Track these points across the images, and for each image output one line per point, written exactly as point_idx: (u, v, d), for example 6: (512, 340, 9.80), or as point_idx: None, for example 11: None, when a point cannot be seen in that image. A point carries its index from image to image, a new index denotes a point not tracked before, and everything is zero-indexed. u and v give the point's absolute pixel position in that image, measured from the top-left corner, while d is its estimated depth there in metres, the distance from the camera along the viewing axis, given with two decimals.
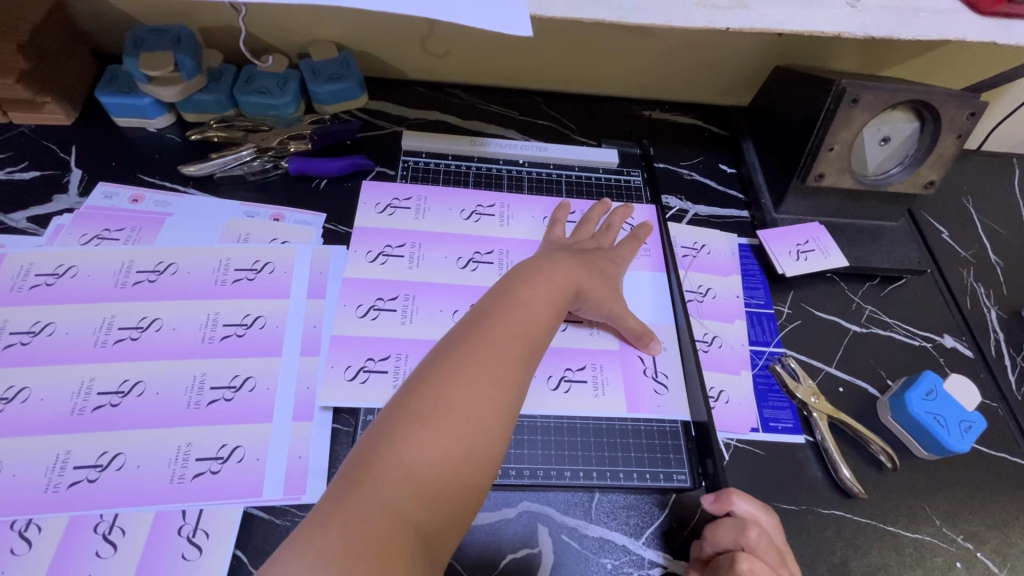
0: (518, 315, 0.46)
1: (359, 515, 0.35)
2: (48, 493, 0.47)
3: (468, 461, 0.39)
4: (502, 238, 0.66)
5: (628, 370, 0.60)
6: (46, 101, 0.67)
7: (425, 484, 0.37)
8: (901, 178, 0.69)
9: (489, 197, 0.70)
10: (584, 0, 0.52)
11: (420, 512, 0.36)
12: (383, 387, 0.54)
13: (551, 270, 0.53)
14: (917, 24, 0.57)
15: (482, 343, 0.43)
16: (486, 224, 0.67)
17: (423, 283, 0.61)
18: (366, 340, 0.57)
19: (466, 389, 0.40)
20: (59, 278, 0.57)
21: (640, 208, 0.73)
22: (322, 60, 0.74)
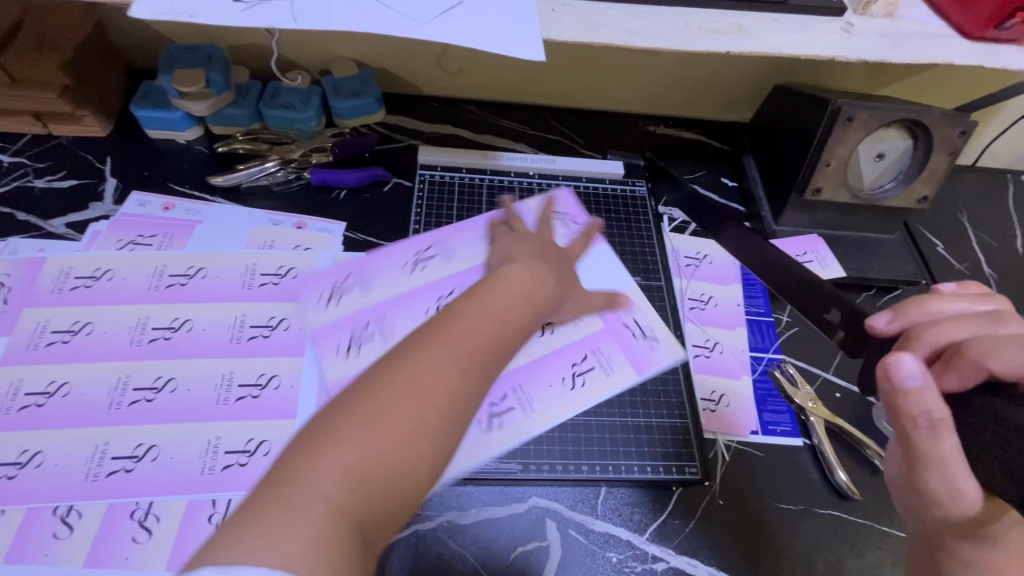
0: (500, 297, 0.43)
1: (300, 501, 0.31)
2: (88, 481, 0.50)
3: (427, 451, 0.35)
4: (456, 273, 0.64)
5: (631, 350, 0.62)
6: (84, 115, 0.71)
7: (377, 473, 0.33)
8: (895, 193, 0.72)
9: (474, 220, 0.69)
10: (593, 26, 0.56)
11: (364, 504, 0.33)
12: None
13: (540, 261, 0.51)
14: (907, 49, 0.60)
15: (457, 325, 0.40)
16: (435, 269, 0.64)
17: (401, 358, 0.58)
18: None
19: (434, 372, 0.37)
20: (96, 280, 0.60)
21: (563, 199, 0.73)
22: (343, 77, 0.78)
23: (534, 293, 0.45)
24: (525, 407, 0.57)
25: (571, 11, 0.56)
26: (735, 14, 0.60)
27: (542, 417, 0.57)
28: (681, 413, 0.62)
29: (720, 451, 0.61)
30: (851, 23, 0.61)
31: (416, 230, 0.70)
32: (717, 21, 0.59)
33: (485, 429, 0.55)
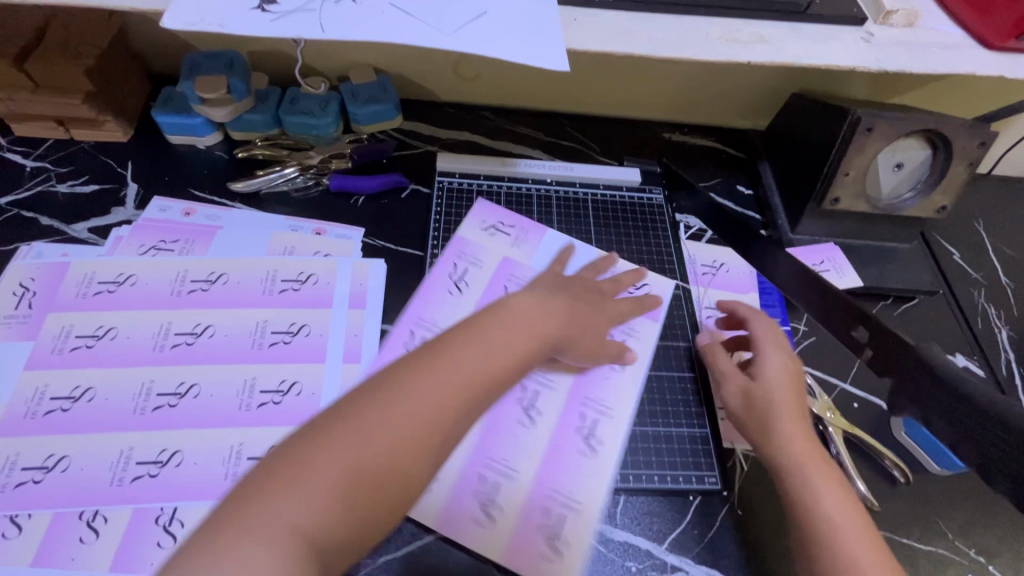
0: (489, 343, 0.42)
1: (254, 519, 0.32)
2: (113, 486, 0.50)
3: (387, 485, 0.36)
4: (506, 258, 0.69)
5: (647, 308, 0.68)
6: (106, 120, 0.72)
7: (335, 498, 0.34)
8: (914, 204, 0.71)
9: (512, 217, 0.73)
10: (615, 35, 0.56)
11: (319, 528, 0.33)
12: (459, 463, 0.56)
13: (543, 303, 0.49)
14: (929, 59, 0.60)
15: (436, 365, 0.39)
16: (477, 281, 0.67)
17: (481, 435, 0.57)
18: (529, 509, 0.54)
19: (407, 413, 0.37)
20: (119, 285, 0.61)
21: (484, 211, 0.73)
22: (361, 83, 0.78)
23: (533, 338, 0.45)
24: (604, 411, 0.61)
25: (592, 21, 0.57)
26: (755, 23, 0.60)
27: (621, 410, 0.61)
28: (700, 423, 0.62)
29: (739, 460, 0.60)
30: (871, 32, 0.61)
31: (431, 249, 0.69)
32: (737, 30, 0.59)
33: (591, 455, 0.58)
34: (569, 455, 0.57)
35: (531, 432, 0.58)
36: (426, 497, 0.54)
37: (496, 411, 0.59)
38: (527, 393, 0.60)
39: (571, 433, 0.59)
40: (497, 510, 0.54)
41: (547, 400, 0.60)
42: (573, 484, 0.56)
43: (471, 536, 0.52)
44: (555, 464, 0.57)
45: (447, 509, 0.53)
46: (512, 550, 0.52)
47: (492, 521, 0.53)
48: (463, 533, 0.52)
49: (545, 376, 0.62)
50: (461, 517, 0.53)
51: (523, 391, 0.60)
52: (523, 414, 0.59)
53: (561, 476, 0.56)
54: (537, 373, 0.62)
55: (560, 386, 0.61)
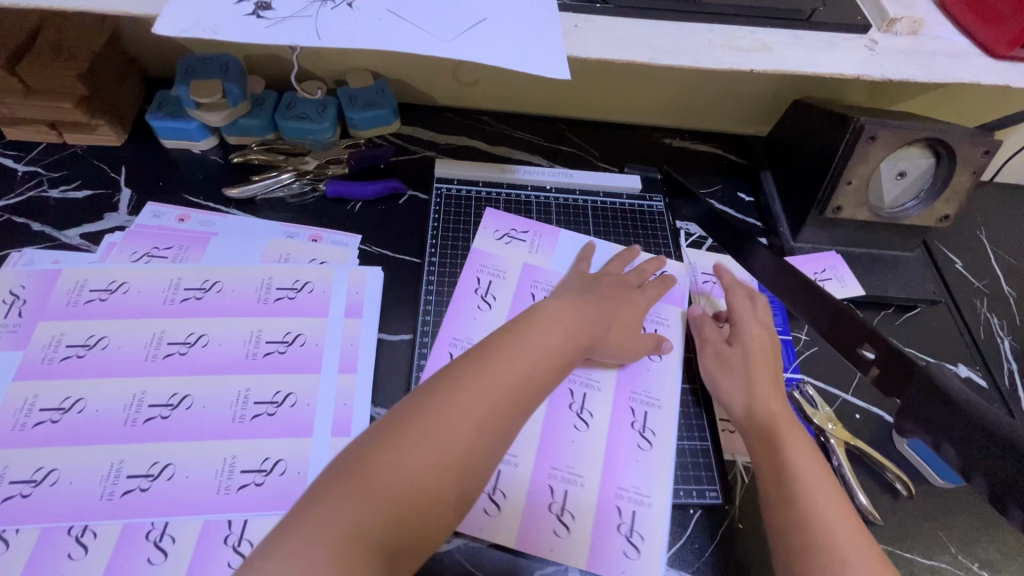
0: (524, 356, 0.46)
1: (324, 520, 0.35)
2: (104, 500, 0.49)
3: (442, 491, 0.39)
4: (526, 265, 0.69)
5: (671, 295, 0.70)
6: (99, 124, 0.71)
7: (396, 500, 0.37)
8: (917, 212, 0.71)
9: (524, 223, 0.72)
10: (617, 42, 0.55)
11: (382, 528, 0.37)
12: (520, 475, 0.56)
13: (568, 313, 0.53)
14: (933, 68, 0.60)
15: (479, 378, 0.43)
16: (503, 292, 0.66)
17: (539, 447, 0.58)
18: (601, 512, 0.55)
19: (457, 424, 0.41)
20: (111, 293, 0.60)
21: (495, 217, 0.72)
22: (359, 87, 0.77)
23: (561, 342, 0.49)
24: (651, 401, 0.62)
25: (594, 28, 0.56)
26: (757, 31, 0.59)
27: (668, 399, 0.62)
28: (700, 435, 0.61)
29: (739, 473, 0.60)
30: (875, 40, 0.61)
31: (431, 257, 0.68)
32: (740, 38, 0.58)
33: (648, 448, 0.59)
34: (628, 452, 0.58)
35: (586, 434, 0.59)
36: (497, 516, 0.54)
37: (548, 418, 0.59)
38: (575, 397, 0.61)
39: (625, 428, 0.60)
40: (572, 517, 0.54)
41: (595, 400, 0.61)
42: (637, 479, 0.57)
43: (552, 547, 0.53)
44: (615, 462, 0.58)
45: (523, 524, 0.53)
46: (595, 553, 0.53)
47: (568, 529, 0.54)
48: (544, 545, 0.53)
49: (589, 377, 0.62)
50: (537, 530, 0.53)
51: (570, 396, 0.61)
52: (575, 417, 0.60)
53: (623, 473, 0.57)
54: (580, 376, 0.62)
55: (604, 385, 0.62)
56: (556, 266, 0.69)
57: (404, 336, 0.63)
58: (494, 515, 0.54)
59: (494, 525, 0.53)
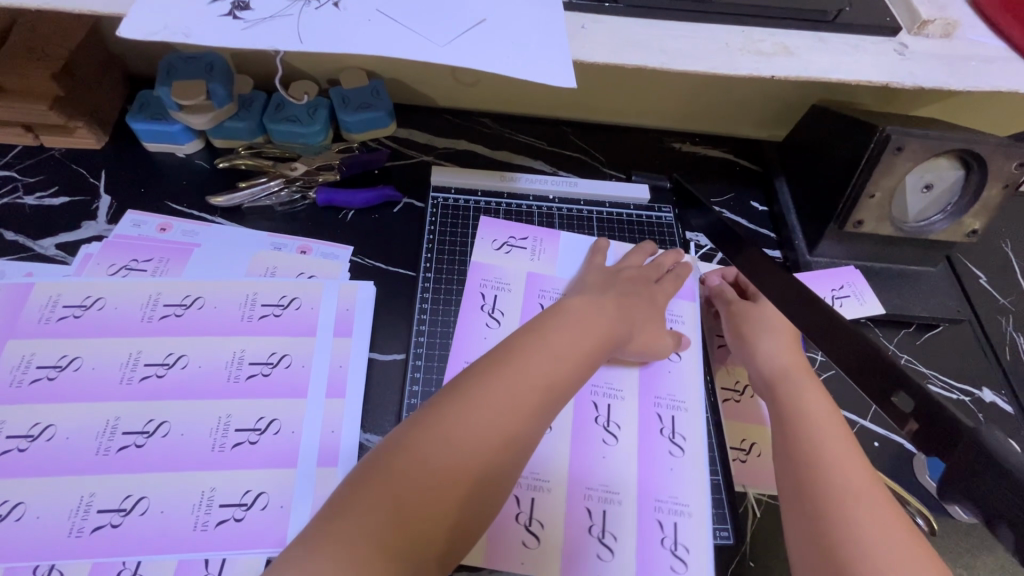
0: (528, 359, 0.46)
1: (344, 539, 0.36)
2: (72, 537, 0.46)
3: (460, 493, 0.40)
4: (531, 274, 0.66)
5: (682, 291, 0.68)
6: (77, 126, 0.67)
7: (412, 514, 0.38)
8: (944, 227, 0.67)
9: (521, 228, 0.69)
10: (626, 46, 0.51)
11: (404, 542, 0.37)
12: (555, 504, 0.53)
13: (574, 313, 0.52)
14: (968, 74, 0.55)
15: (482, 387, 0.43)
16: (510, 305, 0.63)
17: (572, 465, 0.56)
18: (642, 529, 0.53)
19: (468, 430, 0.41)
20: (86, 310, 0.56)
21: (495, 225, 0.69)
22: (352, 88, 0.73)
23: (581, 341, 0.50)
24: (676, 404, 0.60)
25: (601, 29, 0.52)
26: (779, 33, 0.55)
27: (693, 400, 0.61)
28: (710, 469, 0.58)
29: (751, 505, 0.56)
30: (905, 44, 0.56)
31: (426, 270, 0.65)
32: (760, 41, 0.54)
33: (680, 454, 0.57)
34: (660, 460, 0.57)
35: (616, 448, 0.57)
36: (537, 548, 0.51)
37: (576, 433, 0.57)
38: (600, 409, 0.59)
39: (654, 435, 0.58)
40: (614, 539, 0.52)
41: (620, 410, 0.59)
42: (674, 488, 0.55)
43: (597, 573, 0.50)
44: (650, 472, 0.56)
45: (565, 554, 0.51)
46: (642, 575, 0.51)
47: (611, 552, 0.51)
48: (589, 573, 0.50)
49: (611, 387, 0.61)
50: (578, 556, 0.51)
51: (595, 409, 0.59)
52: (603, 431, 0.58)
53: (658, 484, 0.55)
54: (602, 386, 0.60)
55: (627, 393, 0.60)
56: (560, 272, 0.67)
57: (396, 356, 0.60)
58: (532, 548, 0.51)
59: (535, 558, 0.51)
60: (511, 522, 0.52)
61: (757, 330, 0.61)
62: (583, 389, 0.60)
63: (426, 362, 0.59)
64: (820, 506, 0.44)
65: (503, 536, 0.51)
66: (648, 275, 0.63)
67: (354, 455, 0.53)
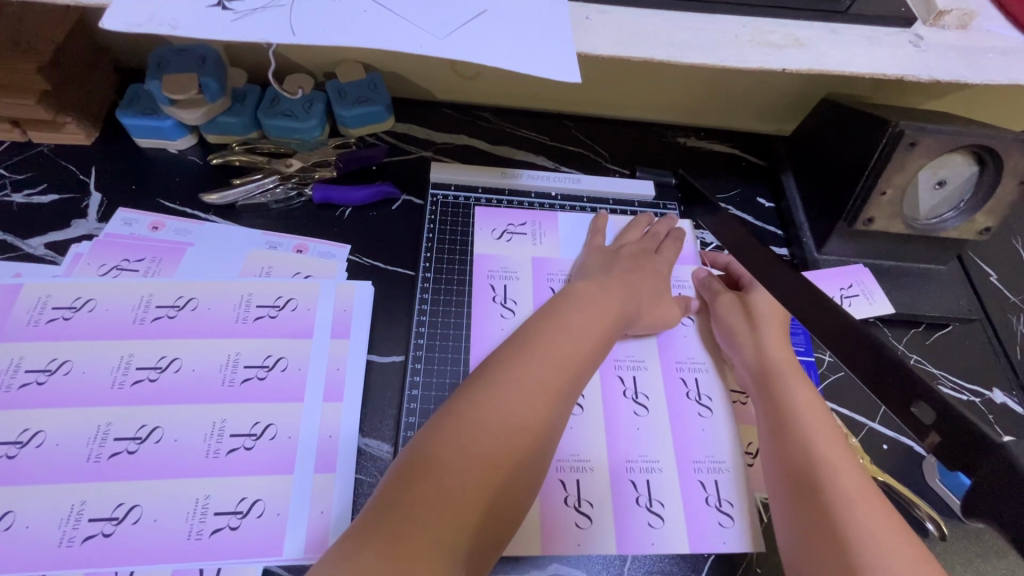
0: (550, 344, 0.46)
1: (398, 537, 0.35)
2: (62, 547, 0.45)
3: (504, 475, 0.40)
4: (536, 258, 0.65)
5: (683, 256, 0.69)
6: (65, 121, 0.65)
7: (461, 505, 0.37)
8: (956, 224, 0.65)
9: (520, 214, 0.69)
10: (632, 38, 0.49)
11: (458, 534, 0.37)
12: (599, 481, 0.53)
13: (578, 300, 0.52)
14: (986, 66, 0.53)
15: (507, 373, 0.44)
16: (522, 292, 0.63)
17: (607, 438, 0.55)
18: (686, 492, 0.53)
19: (503, 412, 0.42)
20: (76, 311, 0.55)
21: (497, 215, 0.68)
22: (349, 82, 0.71)
23: (600, 324, 0.50)
24: (698, 366, 0.61)
25: (606, 20, 0.50)
26: (790, 24, 0.53)
27: (713, 360, 0.61)
28: None
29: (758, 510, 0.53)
30: (921, 35, 0.54)
31: (426, 270, 0.63)
32: (771, 32, 0.52)
33: (709, 414, 0.57)
34: (692, 422, 0.57)
35: (649, 419, 0.56)
36: (592, 527, 0.50)
37: (605, 405, 0.56)
38: (626, 382, 0.58)
39: (682, 400, 0.58)
40: (662, 506, 0.52)
41: (646, 380, 0.59)
42: (709, 447, 0.55)
43: (651, 542, 0.50)
44: (683, 436, 0.56)
45: (618, 525, 0.51)
46: (693, 539, 0.51)
47: (661, 519, 0.51)
48: (645, 542, 0.50)
49: (633, 359, 0.60)
50: (631, 526, 0.51)
51: (621, 383, 0.58)
52: (633, 403, 0.57)
53: (694, 446, 0.55)
54: (624, 360, 0.59)
55: (649, 362, 0.60)
56: (565, 253, 0.66)
57: (396, 357, 0.58)
58: (587, 528, 0.50)
59: (591, 537, 0.50)
60: (560, 506, 0.51)
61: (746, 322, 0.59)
62: (606, 365, 0.59)
63: (426, 365, 0.57)
64: (822, 497, 0.44)
65: (555, 521, 0.50)
66: (647, 248, 0.64)
67: (351, 459, 0.52)
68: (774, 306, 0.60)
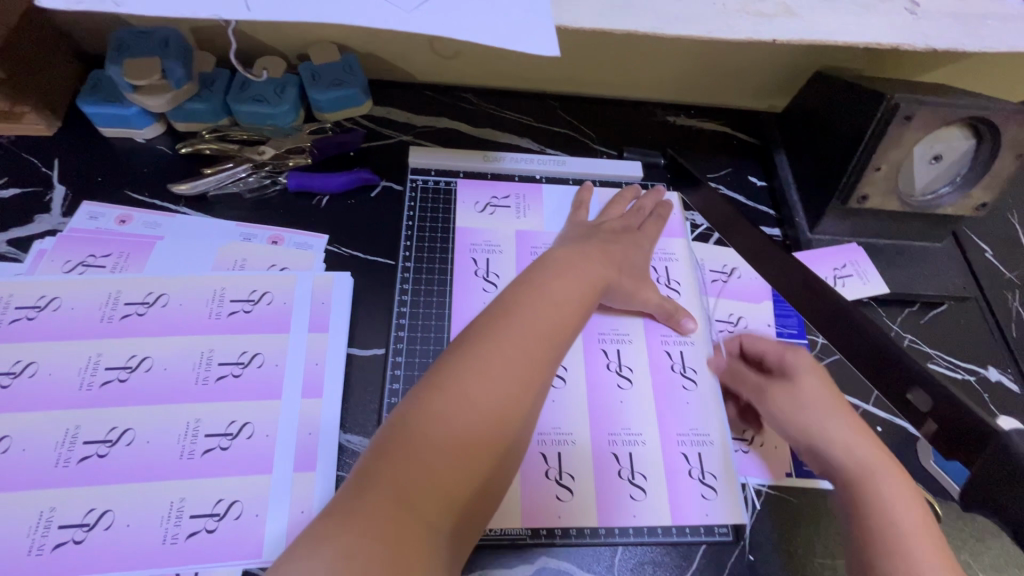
0: (533, 312, 0.45)
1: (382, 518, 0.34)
2: (31, 556, 0.43)
3: (487, 450, 0.39)
4: (520, 232, 0.64)
5: (669, 228, 0.66)
6: (24, 111, 0.62)
7: (445, 480, 0.36)
8: (952, 199, 0.64)
9: (502, 187, 0.67)
10: (614, 9, 0.46)
11: (441, 509, 0.36)
12: (582, 457, 0.51)
13: (556, 269, 0.50)
14: (985, 34, 0.51)
15: (492, 342, 0.42)
16: (505, 266, 0.62)
17: (590, 411, 0.53)
18: (669, 465, 0.52)
19: (485, 383, 0.40)
20: (40, 311, 0.53)
21: (479, 192, 0.67)
22: (322, 64, 0.68)
23: (583, 292, 0.49)
24: (684, 339, 0.59)
25: None
26: None
27: (700, 334, 0.59)
28: None
29: (751, 497, 0.52)
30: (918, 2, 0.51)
31: (405, 259, 0.61)
32: (760, 1, 0.49)
33: (694, 387, 0.56)
34: (676, 395, 0.55)
35: (632, 391, 0.55)
36: (572, 500, 0.49)
37: (588, 379, 0.54)
38: (609, 355, 0.56)
39: (667, 373, 0.56)
40: (644, 478, 0.51)
41: (630, 354, 0.57)
42: (694, 420, 0.54)
43: (633, 514, 0.49)
44: (667, 409, 0.54)
45: (599, 498, 0.49)
46: (675, 512, 0.50)
47: (643, 491, 0.50)
48: (625, 514, 0.49)
49: (617, 332, 0.58)
50: (611, 499, 0.49)
51: (605, 356, 0.56)
52: (616, 376, 0.55)
53: (677, 418, 0.54)
54: (608, 334, 0.57)
55: (634, 336, 0.58)
56: (548, 226, 0.65)
57: (376, 351, 0.56)
58: (567, 500, 0.49)
59: (571, 510, 0.49)
60: (540, 479, 0.49)
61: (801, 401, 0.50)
62: (590, 338, 0.57)
63: (407, 358, 0.56)
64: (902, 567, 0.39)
65: (536, 494, 0.49)
66: (631, 219, 0.61)
67: (332, 457, 0.50)
68: (816, 369, 0.53)
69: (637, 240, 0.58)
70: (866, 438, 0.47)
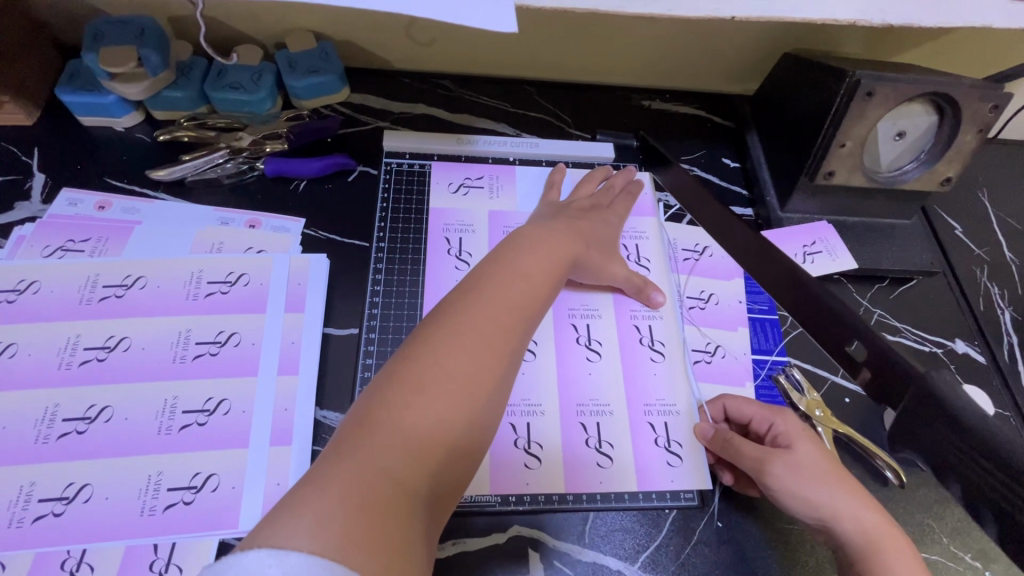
0: (505, 284, 0.45)
1: (359, 481, 0.34)
2: (11, 528, 0.44)
3: (462, 417, 0.39)
4: (493, 213, 0.66)
5: (639, 208, 0.68)
6: (3, 101, 0.63)
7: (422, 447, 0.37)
8: (917, 175, 0.65)
9: (477, 169, 0.68)
10: None
11: (417, 472, 0.36)
12: (550, 427, 0.52)
13: (524, 245, 0.51)
14: (941, 9, 0.52)
15: (464, 312, 0.43)
16: (478, 246, 0.63)
17: (558, 382, 0.55)
18: (636, 433, 0.53)
19: (459, 353, 0.41)
20: (20, 294, 0.54)
21: (454, 175, 0.68)
22: (299, 52, 0.69)
23: (552, 267, 0.50)
24: (652, 313, 0.60)
25: None
26: None
27: (668, 308, 0.61)
28: None
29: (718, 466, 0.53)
30: None
31: (379, 241, 0.62)
32: None
33: (661, 359, 0.58)
34: (643, 367, 0.57)
35: (600, 364, 0.56)
36: (540, 469, 0.51)
37: (557, 352, 0.56)
38: (579, 329, 0.58)
39: (635, 346, 0.58)
40: (611, 447, 0.52)
41: (600, 328, 0.58)
42: (661, 391, 0.56)
43: (599, 480, 0.51)
44: (635, 380, 0.56)
45: (567, 465, 0.51)
46: (642, 478, 0.51)
47: (610, 459, 0.52)
48: (592, 481, 0.51)
49: (587, 308, 0.59)
50: (578, 466, 0.51)
51: (575, 330, 0.57)
52: (586, 350, 0.57)
53: (645, 390, 0.56)
54: (578, 309, 0.59)
55: (604, 311, 0.59)
56: (522, 207, 0.66)
57: (352, 330, 0.57)
58: (536, 468, 0.50)
59: (539, 478, 0.50)
60: (510, 448, 0.51)
61: (808, 474, 0.46)
62: (560, 314, 0.58)
63: (381, 335, 0.57)
64: None
65: (505, 462, 0.50)
66: (602, 200, 0.62)
67: (309, 432, 0.52)
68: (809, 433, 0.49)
69: (606, 219, 0.60)
70: (869, 506, 0.46)
